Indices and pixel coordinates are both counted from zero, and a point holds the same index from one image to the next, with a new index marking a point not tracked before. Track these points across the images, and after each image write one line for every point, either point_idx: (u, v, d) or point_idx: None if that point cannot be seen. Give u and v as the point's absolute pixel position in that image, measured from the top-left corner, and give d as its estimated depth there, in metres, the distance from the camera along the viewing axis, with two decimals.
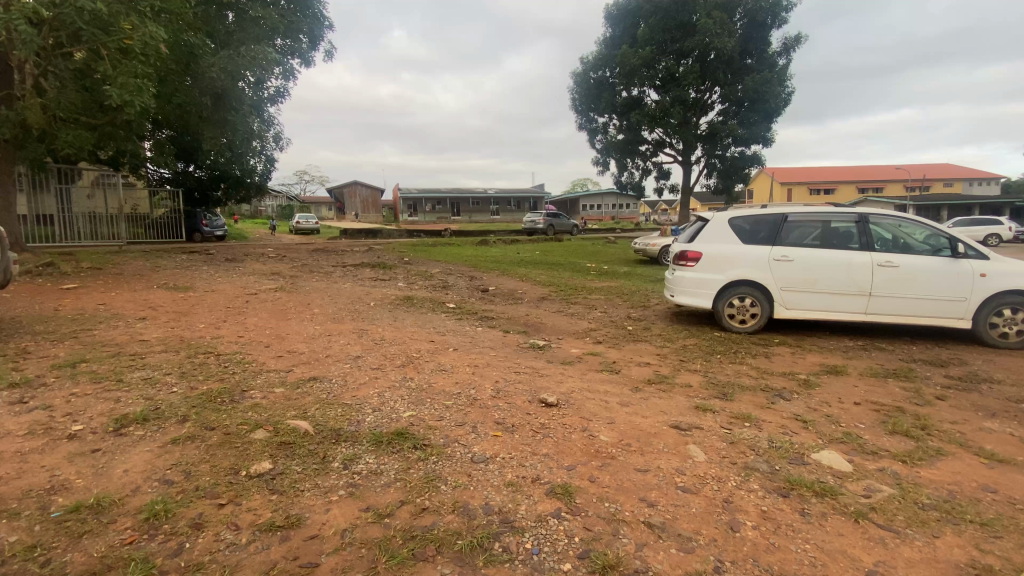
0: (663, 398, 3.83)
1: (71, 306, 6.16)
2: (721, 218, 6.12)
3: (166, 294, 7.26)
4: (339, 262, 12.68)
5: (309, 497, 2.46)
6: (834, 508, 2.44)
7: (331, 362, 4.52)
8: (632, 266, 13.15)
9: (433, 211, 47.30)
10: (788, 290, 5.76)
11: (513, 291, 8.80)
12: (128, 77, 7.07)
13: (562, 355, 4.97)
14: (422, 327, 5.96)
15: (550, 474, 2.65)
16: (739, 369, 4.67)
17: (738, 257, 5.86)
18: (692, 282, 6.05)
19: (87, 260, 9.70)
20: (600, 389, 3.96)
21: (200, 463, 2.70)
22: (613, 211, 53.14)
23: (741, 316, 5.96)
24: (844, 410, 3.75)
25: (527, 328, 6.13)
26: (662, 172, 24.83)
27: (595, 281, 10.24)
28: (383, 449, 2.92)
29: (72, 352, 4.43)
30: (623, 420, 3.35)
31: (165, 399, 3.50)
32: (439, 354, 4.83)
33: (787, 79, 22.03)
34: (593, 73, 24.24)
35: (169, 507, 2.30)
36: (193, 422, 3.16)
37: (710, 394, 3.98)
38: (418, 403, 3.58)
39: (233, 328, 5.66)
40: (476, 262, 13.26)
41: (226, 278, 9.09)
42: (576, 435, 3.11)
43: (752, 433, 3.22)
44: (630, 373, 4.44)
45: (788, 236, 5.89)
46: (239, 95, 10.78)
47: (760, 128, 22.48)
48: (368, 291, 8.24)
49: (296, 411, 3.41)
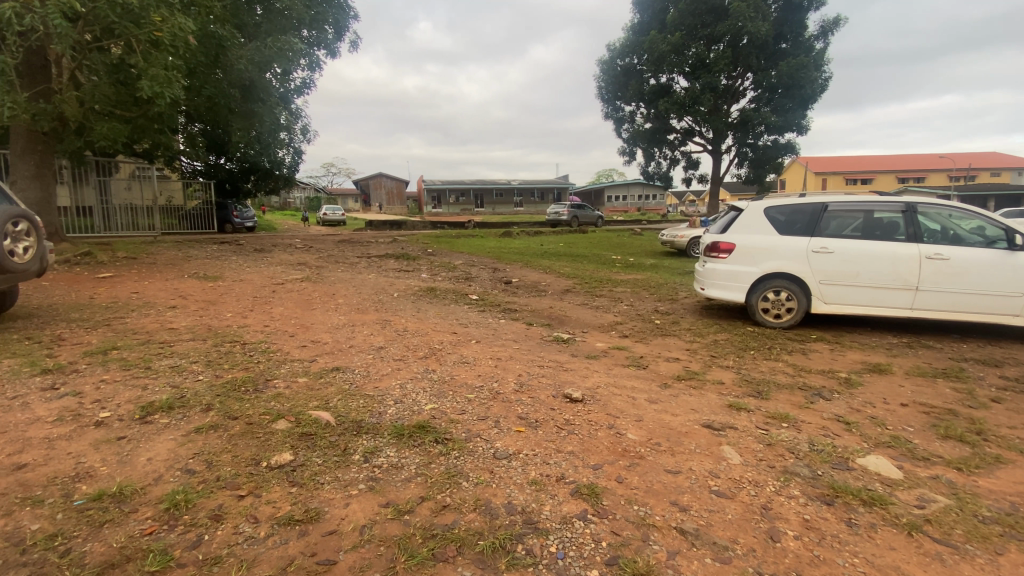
0: (693, 395, 3.68)
1: (106, 295, 6.31)
2: (755, 208, 5.87)
3: (196, 283, 7.40)
4: (363, 253, 12.76)
5: (329, 491, 2.41)
6: (883, 519, 2.27)
7: (353, 353, 4.49)
8: (658, 258, 12.85)
9: (457, 203, 47.45)
10: (827, 283, 5.48)
11: (537, 283, 8.68)
12: (158, 69, 7.27)
13: (587, 349, 4.84)
14: (445, 319, 5.91)
15: (576, 474, 2.54)
16: (774, 366, 4.46)
17: (773, 248, 5.61)
18: (724, 275, 5.82)
19: (123, 250, 9.99)
20: (627, 385, 3.83)
21: (223, 453, 2.69)
22: (638, 202, 52.32)
23: (776, 310, 5.72)
24: (889, 412, 3.52)
25: (551, 320, 6.02)
26: (691, 162, 24.22)
27: (620, 273, 10.02)
28: (404, 442, 2.85)
29: (104, 339, 4.52)
30: (652, 418, 3.22)
31: (191, 387, 3.52)
32: (462, 345, 4.76)
33: (824, 63, 21.14)
34: (620, 60, 23.67)
35: (189, 498, 2.29)
36: (216, 410, 3.15)
37: (744, 392, 3.80)
38: (440, 396, 3.51)
39: (259, 317, 5.71)
40: (499, 254, 13.16)
41: (254, 268, 9.22)
42: (602, 432, 2.99)
43: (790, 434, 3.04)
44: (659, 369, 4.29)
45: (827, 227, 5.60)
46: (266, 86, 10.87)
47: (796, 115, 21.65)
48: (392, 282, 8.25)
49: (318, 401, 3.38)
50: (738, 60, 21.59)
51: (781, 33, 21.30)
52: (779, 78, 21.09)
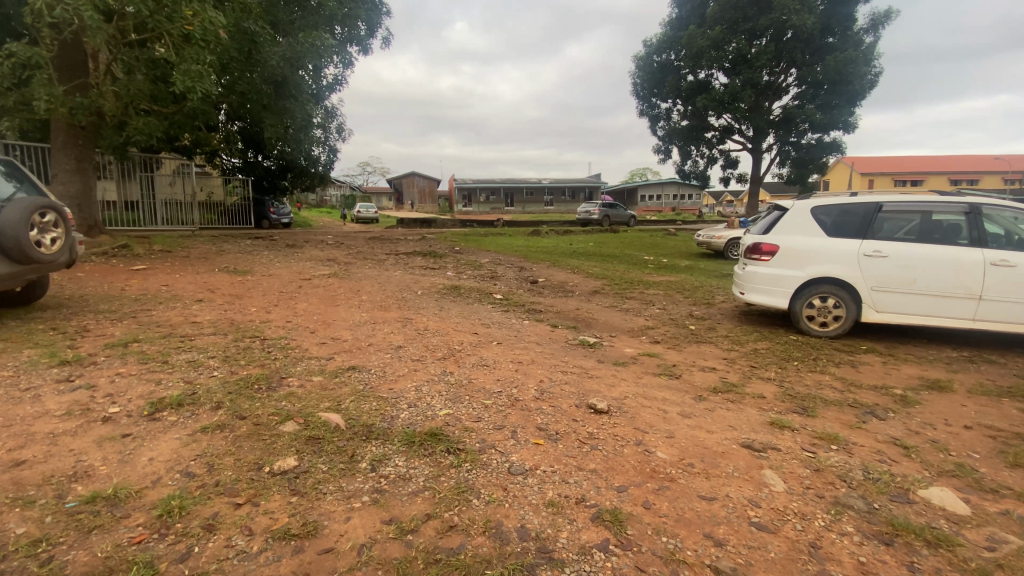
0: (731, 410, 3.38)
1: (137, 287, 6.42)
2: (801, 207, 5.48)
3: (225, 277, 7.47)
4: (392, 250, 12.73)
5: (330, 502, 2.26)
6: (952, 565, 1.94)
7: (372, 352, 4.35)
8: (694, 260, 12.35)
9: (488, 201, 47.49)
10: (879, 290, 5.04)
11: (565, 283, 8.42)
12: (189, 64, 7.38)
13: (615, 355, 4.58)
14: (468, 319, 5.73)
15: (598, 496, 2.30)
16: (820, 380, 4.10)
17: (820, 251, 5.21)
18: (765, 279, 5.45)
19: (160, 243, 10.25)
20: (657, 396, 3.56)
21: (225, 455, 2.58)
22: (673, 202, 51.15)
23: (822, 318, 5.31)
24: (953, 435, 3.12)
25: (577, 323, 5.77)
26: (730, 161, 23.39)
27: (653, 275, 9.65)
28: (414, 452, 2.67)
29: (127, 331, 4.55)
30: (684, 435, 2.95)
31: (204, 382, 3.45)
32: (482, 347, 4.56)
33: (875, 57, 20.03)
34: (657, 56, 23.08)
35: (183, 504, 2.20)
36: (226, 409, 3.06)
37: (787, 408, 3.47)
38: (456, 401, 3.33)
39: (282, 312, 5.68)
40: (528, 253, 12.94)
41: (283, 263, 9.30)
42: (628, 449, 2.75)
43: (841, 458, 2.72)
44: (692, 379, 3.99)
45: (880, 229, 5.16)
46: (299, 82, 10.95)
47: (842, 112, 20.58)
48: (417, 280, 8.15)
49: (329, 402, 3.24)
50: (781, 55, 20.70)
51: (828, 26, 20.21)
52: (824, 73, 20.11)
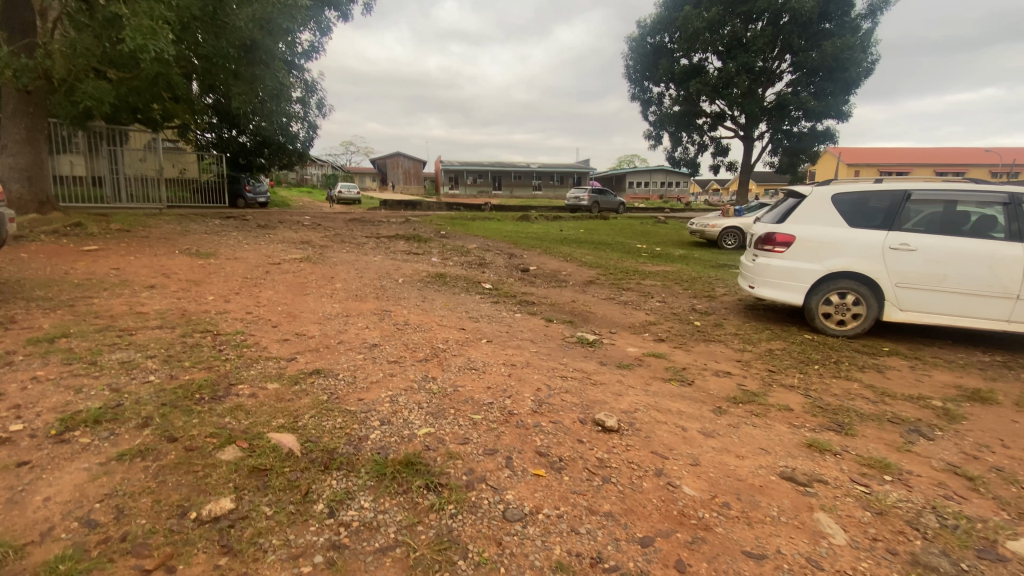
0: (759, 428, 2.91)
1: (83, 270, 5.71)
2: (821, 194, 5.01)
3: (186, 260, 6.79)
4: (373, 233, 12.08)
5: (271, 567, 1.73)
6: None
7: (341, 351, 3.80)
8: (687, 249, 11.96)
9: (475, 184, 46.61)
10: (905, 286, 4.62)
11: (557, 272, 7.90)
12: (141, 19, 6.59)
13: (618, 356, 4.08)
14: (453, 311, 5.18)
15: (618, 554, 1.82)
16: (848, 389, 3.67)
17: (841, 242, 4.77)
18: (779, 272, 5.00)
19: (121, 221, 9.44)
20: (671, 408, 3.07)
21: (142, 494, 2.02)
22: (661, 188, 50.79)
23: (839, 316, 4.89)
24: (1016, 460, 2.71)
25: (574, 317, 5.25)
26: (721, 148, 22.95)
27: (648, 264, 9.17)
28: (385, 488, 2.15)
29: (57, 324, 3.88)
30: (711, 461, 2.47)
31: (135, 392, 2.84)
32: (470, 347, 4.03)
33: (872, 45, 19.64)
34: (651, 38, 22.33)
35: (73, 572, 1.64)
36: (153, 427, 2.47)
37: (821, 425, 3.03)
38: (438, 416, 2.80)
39: (244, 302, 5.05)
40: (517, 238, 12.40)
41: (254, 245, 8.62)
42: (649, 483, 2.26)
43: (900, 497, 2.31)
44: (707, 386, 3.52)
45: (909, 220, 4.71)
46: (270, 48, 9.98)
47: (837, 100, 20.29)
48: (399, 266, 7.55)
49: (284, 418, 2.67)
50: (777, 40, 20.21)
51: (826, 11, 19.64)
52: (821, 59, 19.63)
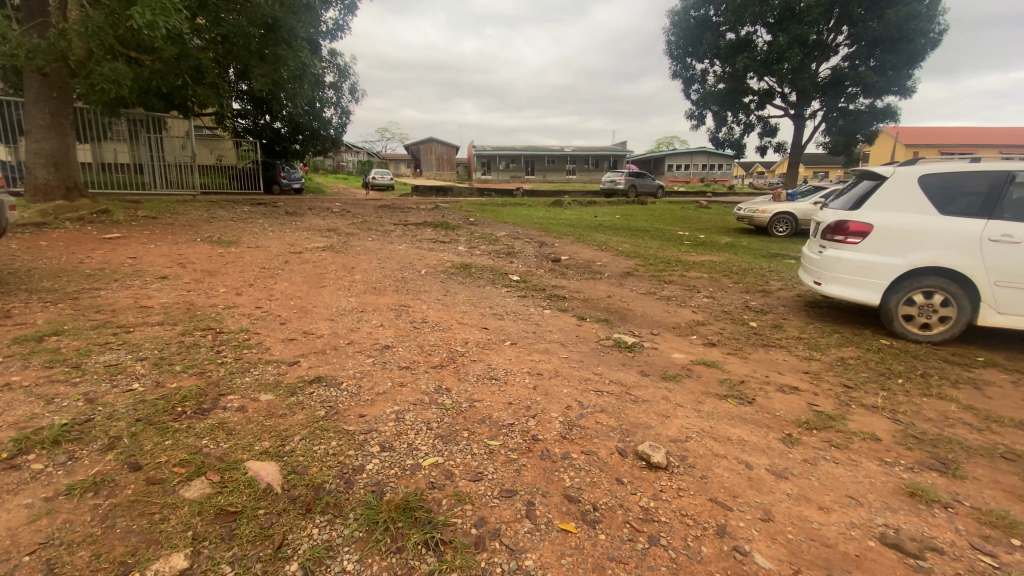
0: (843, 466, 2.34)
1: (99, 259, 5.55)
2: (905, 175, 4.27)
3: (206, 248, 6.59)
4: (402, 220, 11.76)
5: None
6: None
7: (349, 354, 3.41)
8: (733, 237, 11.12)
9: (507, 169, 45.98)
10: (1005, 285, 3.89)
11: (592, 262, 7.34)
12: None
13: (662, 363, 3.54)
14: (476, 307, 4.73)
15: None
16: (944, 411, 3.03)
17: (927, 233, 4.07)
18: (851, 267, 4.31)
19: (148, 208, 9.41)
20: (729, 436, 2.54)
21: (81, 544, 1.65)
22: (701, 172, 48.87)
23: (923, 318, 4.19)
24: None
25: (609, 315, 4.72)
26: (769, 129, 21.53)
27: (690, 254, 8.48)
28: (374, 544, 1.73)
29: (52, 320, 3.64)
30: (786, 515, 1.94)
31: (111, 403, 2.52)
32: (492, 351, 3.57)
33: (940, 13, 17.85)
34: (694, 11, 20.95)
35: None
36: (118, 452, 2.13)
37: (918, 462, 2.45)
38: (447, 442, 2.36)
39: (256, 295, 4.75)
40: (549, 225, 11.85)
41: (277, 233, 8.41)
42: (708, 547, 1.76)
43: None
44: (772, 405, 2.95)
45: (1013, 206, 3.96)
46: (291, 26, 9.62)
47: (898, 75, 18.61)
48: (422, 255, 7.16)
49: (269, 441, 2.29)
50: (834, 9, 18.62)
51: None
52: (882, 30, 18.00)
